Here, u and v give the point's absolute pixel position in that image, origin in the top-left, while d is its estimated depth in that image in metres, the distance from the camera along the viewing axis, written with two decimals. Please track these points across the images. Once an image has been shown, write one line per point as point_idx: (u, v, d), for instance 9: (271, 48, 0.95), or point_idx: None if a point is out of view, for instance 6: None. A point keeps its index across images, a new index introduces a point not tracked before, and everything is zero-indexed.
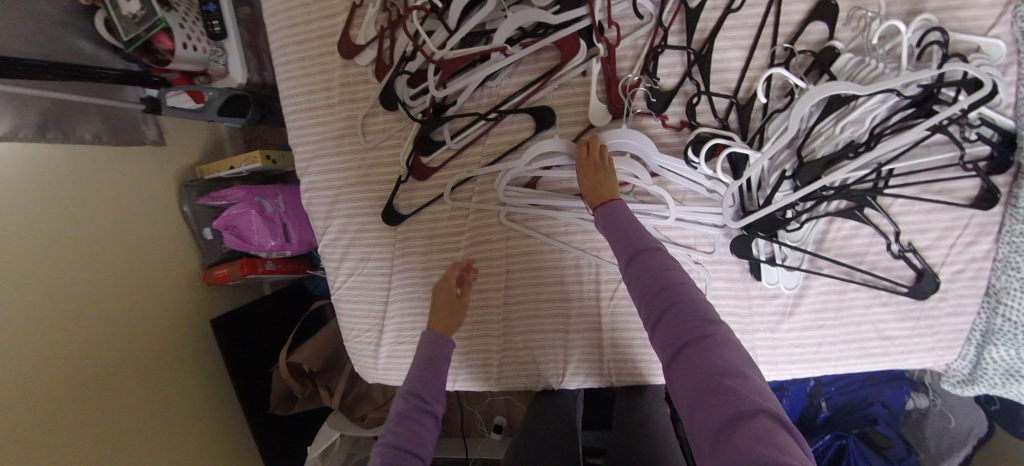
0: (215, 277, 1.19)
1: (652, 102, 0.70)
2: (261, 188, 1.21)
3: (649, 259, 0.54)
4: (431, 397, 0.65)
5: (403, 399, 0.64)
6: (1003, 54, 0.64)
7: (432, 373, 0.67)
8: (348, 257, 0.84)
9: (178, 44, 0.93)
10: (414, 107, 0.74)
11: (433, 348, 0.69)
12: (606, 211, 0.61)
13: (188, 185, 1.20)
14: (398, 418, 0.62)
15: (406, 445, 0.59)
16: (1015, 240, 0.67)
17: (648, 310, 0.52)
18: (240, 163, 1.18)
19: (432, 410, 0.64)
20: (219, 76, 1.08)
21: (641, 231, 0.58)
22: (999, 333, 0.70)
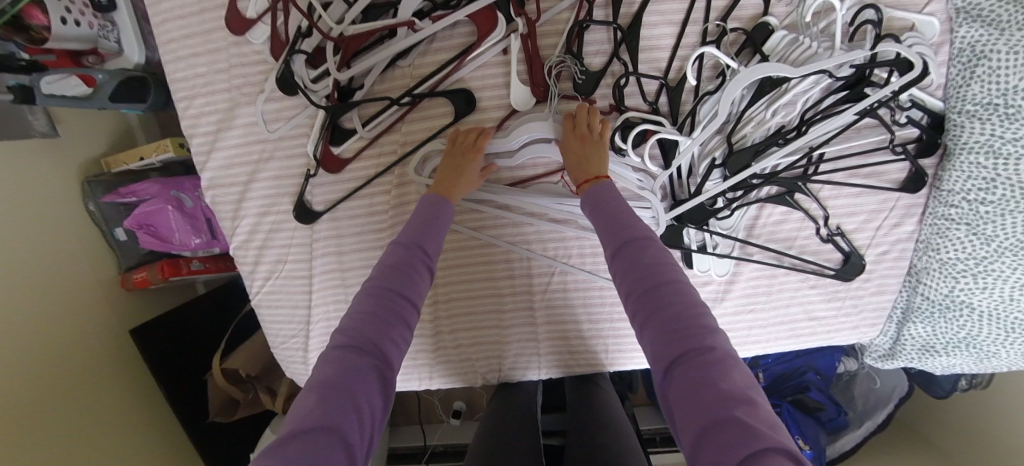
0: (134, 282, 1.09)
1: (579, 84, 0.64)
2: (178, 180, 1.10)
3: (638, 250, 0.50)
4: (428, 252, 0.58)
5: (396, 250, 0.57)
6: (936, 32, 0.61)
7: (430, 231, 0.60)
8: (264, 258, 0.78)
9: (54, 19, 0.79)
10: (317, 91, 0.66)
11: (430, 208, 0.62)
12: (595, 192, 0.58)
13: (91, 180, 1.05)
14: (389, 268, 0.55)
15: (398, 297, 0.52)
16: (936, 222, 0.67)
17: (637, 310, 0.46)
18: (151, 153, 1.06)
19: (428, 264, 0.57)
20: (112, 55, 0.94)
21: (633, 219, 0.54)
22: (918, 310, 0.71)
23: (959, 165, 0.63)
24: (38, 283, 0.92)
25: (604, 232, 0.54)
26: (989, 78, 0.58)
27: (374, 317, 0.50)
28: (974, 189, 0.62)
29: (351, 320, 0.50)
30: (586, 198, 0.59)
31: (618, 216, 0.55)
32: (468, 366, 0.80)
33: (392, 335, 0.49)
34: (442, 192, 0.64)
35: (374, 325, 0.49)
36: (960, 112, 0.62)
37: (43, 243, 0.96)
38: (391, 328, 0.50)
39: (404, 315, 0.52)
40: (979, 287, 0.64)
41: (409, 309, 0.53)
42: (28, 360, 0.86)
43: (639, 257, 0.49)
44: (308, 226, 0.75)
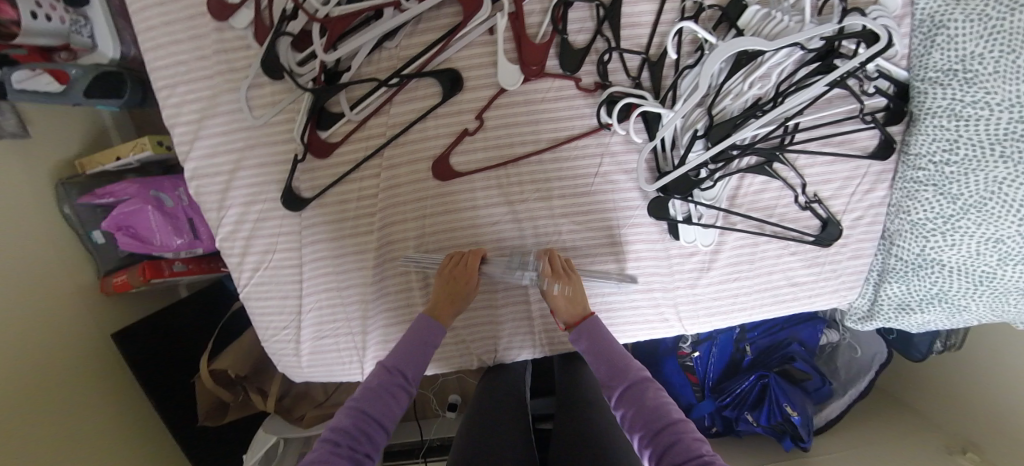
0: (114, 286, 1.05)
1: (565, 62, 0.65)
2: (158, 179, 1.08)
3: (636, 391, 0.60)
4: (410, 377, 0.62)
5: (379, 373, 0.61)
6: (897, 6, 0.65)
7: (416, 352, 0.64)
8: (251, 250, 0.77)
9: (25, 13, 0.73)
10: (302, 74, 0.66)
11: (421, 329, 0.66)
12: (581, 332, 0.67)
13: (65, 183, 1.02)
14: (372, 389, 0.58)
15: (373, 423, 0.56)
16: (906, 185, 0.71)
17: (649, 444, 0.55)
18: (128, 152, 1.04)
19: (407, 388, 0.61)
20: (85, 51, 0.88)
21: (629, 360, 0.64)
22: (893, 271, 0.75)
23: (925, 129, 0.67)
24: (14, 288, 0.88)
25: (606, 375, 0.64)
26: (947, 46, 0.62)
27: (353, 440, 0.53)
28: (938, 151, 0.66)
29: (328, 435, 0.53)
30: (576, 339, 0.68)
31: (611, 351, 0.65)
32: (465, 349, 0.81)
33: (362, 454, 0.52)
34: (437, 315, 0.67)
35: (347, 444, 0.52)
36: (923, 80, 0.66)
37: (19, 246, 0.92)
38: (358, 449, 0.53)
39: (371, 431, 0.55)
40: (948, 244, 0.68)
41: (380, 434, 0.56)
42: (5, 370, 0.82)
43: (642, 394, 0.60)
44: (297, 212, 0.74)
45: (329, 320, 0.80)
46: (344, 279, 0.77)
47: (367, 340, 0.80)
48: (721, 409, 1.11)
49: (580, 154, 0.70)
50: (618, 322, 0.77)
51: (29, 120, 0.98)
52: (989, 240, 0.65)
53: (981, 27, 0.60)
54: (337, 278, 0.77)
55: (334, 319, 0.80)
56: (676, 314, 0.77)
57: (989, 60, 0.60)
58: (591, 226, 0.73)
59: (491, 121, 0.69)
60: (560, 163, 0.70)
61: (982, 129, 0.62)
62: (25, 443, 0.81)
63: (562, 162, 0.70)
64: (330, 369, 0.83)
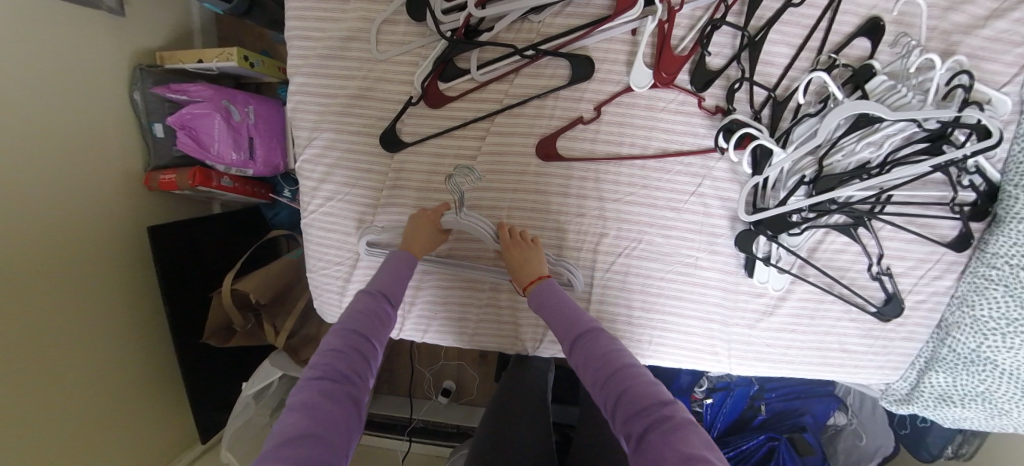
0: (159, 183, 1.01)
1: (696, 79, 0.66)
2: (231, 91, 1.03)
3: (588, 340, 0.55)
4: (393, 300, 0.63)
5: (364, 297, 0.61)
6: (1007, 110, 0.67)
7: (398, 281, 0.64)
8: (330, 179, 0.76)
9: None
10: (445, 23, 0.66)
11: (395, 261, 0.66)
12: (540, 292, 0.63)
13: (143, 69, 0.99)
14: (359, 313, 0.58)
15: (366, 340, 0.56)
16: (974, 280, 0.74)
17: (604, 395, 0.50)
18: (212, 57, 0.99)
19: (392, 310, 0.62)
20: None
21: (576, 307, 0.60)
22: (942, 361, 0.77)
23: (1006, 232, 0.69)
24: (65, 157, 0.85)
25: (558, 329, 0.59)
26: None
27: (343, 356, 0.52)
28: (1016, 254, 0.68)
29: (322, 355, 0.52)
30: (531, 299, 0.64)
31: (563, 305, 0.60)
32: (508, 332, 0.80)
33: (363, 369, 0.53)
34: (413, 250, 0.69)
35: (346, 362, 0.52)
36: (1016, 185, 0.68)
37: (87, 120, 0.90)
38: (357, 364, 0.52)
39: (366, 349, 0.55)
40: (1006, 346, 0.69)
41: (375, 352, 0.56)
42: (25, 237, 0.78)
43: (594, 344, 0.54)
44: (391, 154, 0.74)
45: None
46: None
47: (416, 297, 0.79)
48: None
49: (681, 171, 0.71)
50: (667, 344, 0.77)
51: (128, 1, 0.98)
52: None
53: None
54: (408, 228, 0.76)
55: None
56: (727, 351, 0.78)
57: None
58: (672, 242, 0.73)
59: (608, 116, 0.69)
60: (659, 175, 0.71)
61: None
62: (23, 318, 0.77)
63: (662, 174, 0.71)
64: None
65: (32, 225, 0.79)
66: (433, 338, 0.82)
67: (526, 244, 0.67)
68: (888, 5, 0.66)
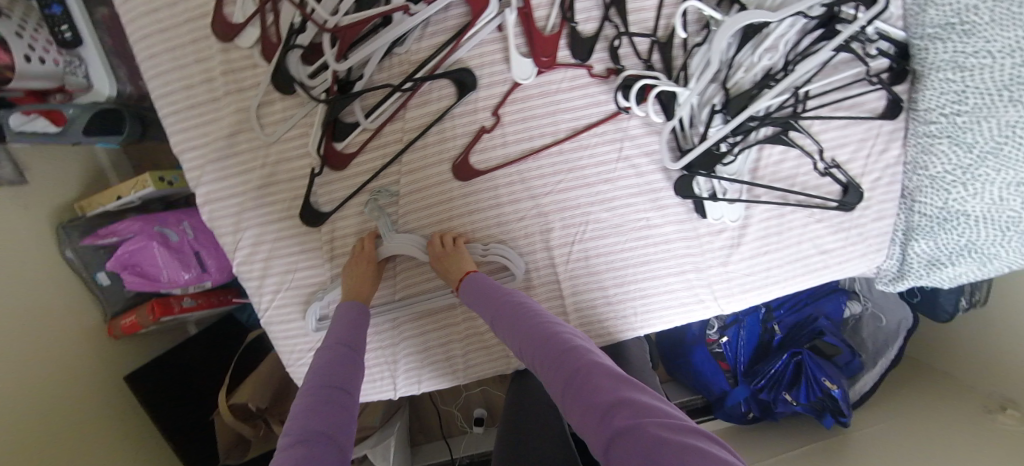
0: (123, 328, 0.98)
1: (576, 51, 0.65)
2: (160, 214, 0.95)
3: (520, 315, 0.54)
4: (358, 349, 0.56)
5: (325, 351, 0.55)
6: None
7: (353, 329, 0.59)
8: (270, 273, 0.74)
9: (20, 58, 0.69)
10: (314, 86, 0.65)
11: (346, 313, 0.62)
12: (471, 290, 0.62)
13: (66, 225, 0.94)
14: (321, 366, 0.51)
15: (338, 388, 0.47)
16: (920, 141, 0.72)
17: (535, 365, 0.48)
18: (127, 188, 0.94)
19: (360, 358, 0.55)
20: (81, 91, 0.83)
21: (514, 293, 0.60)
22: (919, 228, 0.75)
23: (931, 84, 0.68)
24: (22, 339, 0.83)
25: (490, 315, 0.58)
26: (941, 3, 0.64)
27: (321, 410, 0.43)
28: (948, 103, 0.67)
29: (298, 420, 0.41)
30: (464, 297, 0.63)
31: (492, 298, 0.60)
32: (498, 353, 0.79)
33: (344, 419, 0.43)
34: (357, 297, 0.65)
35: (323, 416, 0.42)
36: (921, 37, 0.67)
37: (36, 295, 0.88)
38: (337, 415, 0.43)
39: (343, 399, 0.46)
40: (970, 194, 0.69)
41: (351, 397, 0.47)
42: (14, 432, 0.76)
43: (522, 321, 0.53)
44: (319, 228, 0.72)
45: None
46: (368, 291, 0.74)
47: (398, 353, 0.78)
48: (756, 393, 1.09)
49: (598, 142, 0.69)
50: (654, 310, 0.75)
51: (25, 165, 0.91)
52: (1009, 185, 0.67)
53: None
54: None
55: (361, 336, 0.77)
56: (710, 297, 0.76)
57: (984, 10, 0.63)
58: (619, 212, 0.72)
59: (508, 116, 0.68)
60: (579, 153, 0.70)
61: (989, 78, 0.65)
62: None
63: (581, 152, 0.69)
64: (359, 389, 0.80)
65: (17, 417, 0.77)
66: (430, 386, 0.80)
67: (456, 248, 0.68)
68: None
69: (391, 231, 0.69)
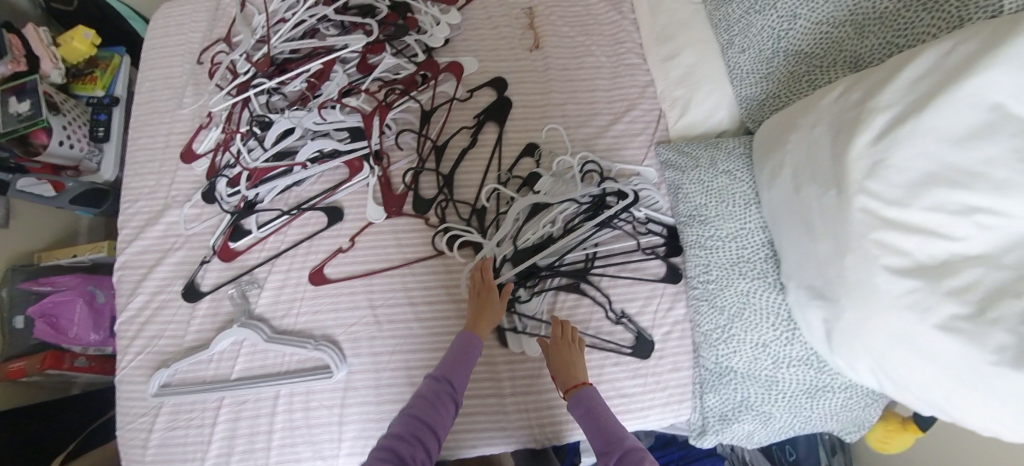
0: (5, 373, 0.98)
1: (417, 205, 0.90)
2: (100, 277, 1.10)
3: (629, 464, 0.61)
4: (456, 386, 0.69)
5: (429, 382, 0.69)
6: (653, 176, 0.94)
7: (458, 365, 0.71)
8: (141, 334, 0.86)
9: (54, 140, 1.01)
10: (229, 202, 0.90)
11: (462, 345, 0.73)
12: (580, 398, 0.71)
13: (13, 268, 1.05)
14: (422, 399, 0.66)
15: (426, 428, 0.63)
16: (693, 302, 0.86)
17: None
18: (84, 252, 1.12)
19: (454, 397, 0.68)
20: (89, 172, 1.12)
21: (623, 432, 0.66)
22: (705, 381, 0.83)
23: (690, 257, 0.86)
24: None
25: (599, 442, 0.66)
26: (686, 200, 0.88)
27: (404, 442, 0.61)
28: (702, 272, 0.84)
29: (389, 442, 0.61)
30: (575, 402, 0.71)
31: (606, 424, 0.67)
32: (306, 453, 0.80)
33: (420, 452, 0.60)
34: (475, 328, 0.75)
35: (406, 448, 0.60)
36: (681, 223, 0.89)
37: None
38: (414, 448, 0.60)
39: (425, 436, 0.62)
40: (731, 351, 0.79)
41: (435, 442, 0.63)
42: None
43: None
44: (189, 305, 0.86)
45: (184, 412, 0.81)
46: (212, 367, 0.83)
47: (213, 434, 0.80)
48: None
49: (426, 270, 0.88)
50: (459, 424, 0.83)
51: (14, 214, 1.10)
52: (758, 345, 0.76)
53: (702, 186, 0.86)
54: (207, 362, 0.84)
55: (190, 411, 0.82)
56: (512, 425, 0.83)
57: (711, 207, 0.84)
58: (435, 330, 0.85)
59: (362, 242, 0.89)
60: (410, 277, 0.87)
61: (722, 255, 0.82)
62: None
63: (411, 277, 0.87)
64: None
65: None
66: None
67: (571, 341, 0.77)
68: (537, 133, 0.96)
69: (244, 318, 0.83)
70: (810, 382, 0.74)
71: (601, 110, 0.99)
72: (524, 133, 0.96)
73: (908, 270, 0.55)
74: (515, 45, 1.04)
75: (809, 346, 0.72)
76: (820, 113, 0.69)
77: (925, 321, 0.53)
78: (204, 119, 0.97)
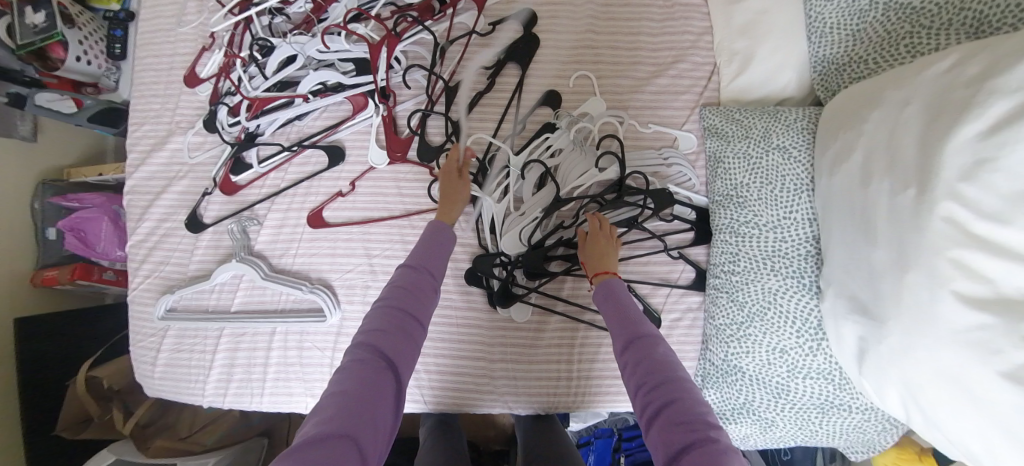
0: (42, 279, 1.08)
1: (422, 154, 0.82)
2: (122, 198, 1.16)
3: (640, 347, 0.53)
4: (435, 275, 0.62)
5: (403, 274, 0.60)
6: (691, 143, 0.81)
7: (430, 256, 0.64)
8: (150, 258, 0.88)
9: (70, 56, 1.01)
10: (229, 132, 0.85)
11: (433, 232, 0.67)
12: (605, 291, 0.62)
13: (45, 183, 1.11)
14: (399, 291, 0.57)
15: (408, 316, 0.55)
16: (710, 293, 0.78)
17: (644, 401, 0.48)
18: (109, 171, 1.16)
19: (433, 287, 0.61)
20: (109, 91, 1.13)
21: (639, 315, 0.58)
22: (708, 376, 0.79)
23: (718, 243, 0.77)
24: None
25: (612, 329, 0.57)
26: (725, 176, 0.76)
27: (389, 330, 0.52)
28: (727, 261, 0.75)
29: (367, 335, 0.52)
30: (598, 298, 0.63)
31: (621, 311, 0.59)
32: (298, 389, 0.83)
33: (407, 351, 0.52)
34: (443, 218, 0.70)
35: (390, 339, 0.52)
36: (715, 202, 0.78)
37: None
38: (400, 339, 0.52)
39: (409, 325, 0.54)
40: (744, 352, 0.72)
41: (418, 328, 0.55)
42: None
43: (647, 349, 0.52)
44: (193, 236, 0.87)
45: (190, 335, 0.86)
46: (213, 297, 0.86)
47: (214, 361, 0.85)
48: None
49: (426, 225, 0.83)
50: (448, 381, 0.83)
51: (41, 129, 1.14)
52: (774, 350, 0.69)
53: (746, 162, 0.73)
54: (209, 293, 0.86)
55: (195, 336, 0.86)
56: (500, 391, 0.83)
57: (754, 188, 0.72)
58: None
59: (361, 188, 0.84)
60: (411, 230, 0.83)
61: (754, 246, 0.71)
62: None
63: (411, 230, 0.83)
64: (177, 384, 0.86)
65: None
66: (233, 400, 0.84)
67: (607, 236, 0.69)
68: (564, 79, 0.83)
69: (244, 254, 0.83)
70: (824, 398, 0.67)
71: (642, 58, 0.84)
72: (549, 78, 0.84)
73: (983, 301, 0.43)
74: None
75: (834, 360, 0.64)
76: (917, 86, 0.53)
77: (988, 363, 0.42)
78: (208, 40, 0.91)
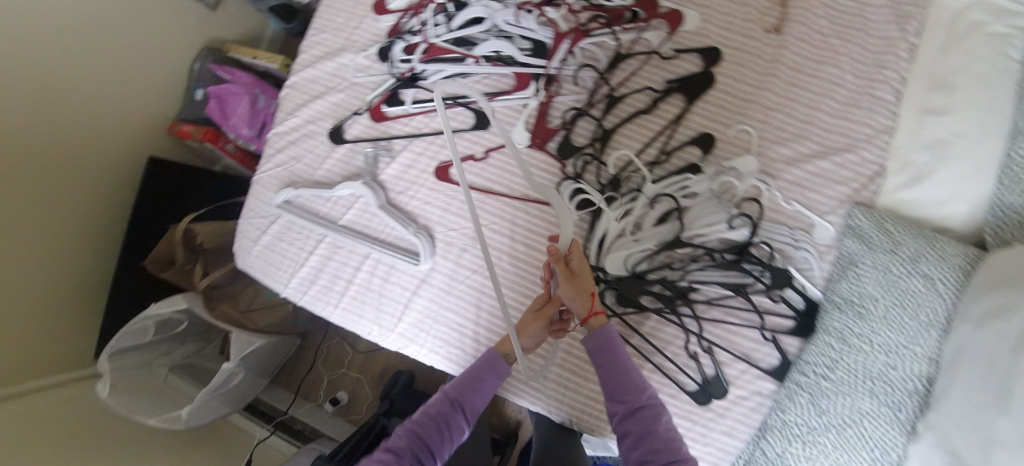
0: (177, 130, 1.19)
1: (562, 149, 0.85)
2: (266, 86, 1.25)
3: (648, 416, 0.60)
4: (468, 413, 0.66)
5: (443, 399, 0.67)
6: (829, 234, 0.77)
7: (475, 387, 0.68)
8: (285, 151, 0.95)
9: None
10: (397, 67, 0.90)
11: (488, 363, 0.70)
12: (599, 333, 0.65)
13: (211, 48, 1.25)
14: (431, 416, 0.64)
15: (430, 443, 0.62)
16: (789, 386, 0.75)
17: (644, 464, 0.57)
18: (263, 57, 1.25)
19: (464, 423, 0.66)
20: None
21: (635, 377, 0.63)
22: (754, 462, 0.78)
23: (817, 343, 0.74)
24: (108, 96, 1.05)
25: (610, 383, 0.64)
26: (854, 282, 0.73)
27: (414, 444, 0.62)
28: (822, 365, 0.72)
29: (398, 438, 0.62)
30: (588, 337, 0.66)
31: (617, 369, 0.64)
32: (369, 315, 0.88)
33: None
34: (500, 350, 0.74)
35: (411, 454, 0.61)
36: (831, 302, 0.74)
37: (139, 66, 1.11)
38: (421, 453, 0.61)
39: (432, 446, 0.62)
40: (806, 454, 0.72)
41: (438, 454, 0.62)
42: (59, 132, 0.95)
43: (650, 422, 0.59)
44: (330, 146, 0.93)
45: (294, 230, 0.93)
46: (326, 205, 0.92)
47: (307, 261, 0.91)
48: None
49: (539, 215, 0.85)
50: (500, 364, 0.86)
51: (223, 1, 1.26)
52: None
53: (882, 279, 0.71)
54: (323, 201, 0.92)
55: (298, 233, 0.93)
56: (544, 388, 0.85)
57: (881, 306, 0.70)
58: (522, 273, 0.84)
59: (493, 159, 0.88)
60: (524, 214, 0.85)
61: (859, 362, 0.69)
62: (19, 203, 0.89)
63: (524, 214, 0.85)
64: (268, 267, 0.93)
65: (64, 135, 0.96)
66: (310, 301, 0.91)
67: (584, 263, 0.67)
68: (723, 128, 0.83)
69: (368, 179, 0.88)
70: None
71: (811, 135, 0.81)
72: (709, 121, 0.83)
73: None
74: (750, 18, 0.86)
75: None
76: None
77: None
78: None
